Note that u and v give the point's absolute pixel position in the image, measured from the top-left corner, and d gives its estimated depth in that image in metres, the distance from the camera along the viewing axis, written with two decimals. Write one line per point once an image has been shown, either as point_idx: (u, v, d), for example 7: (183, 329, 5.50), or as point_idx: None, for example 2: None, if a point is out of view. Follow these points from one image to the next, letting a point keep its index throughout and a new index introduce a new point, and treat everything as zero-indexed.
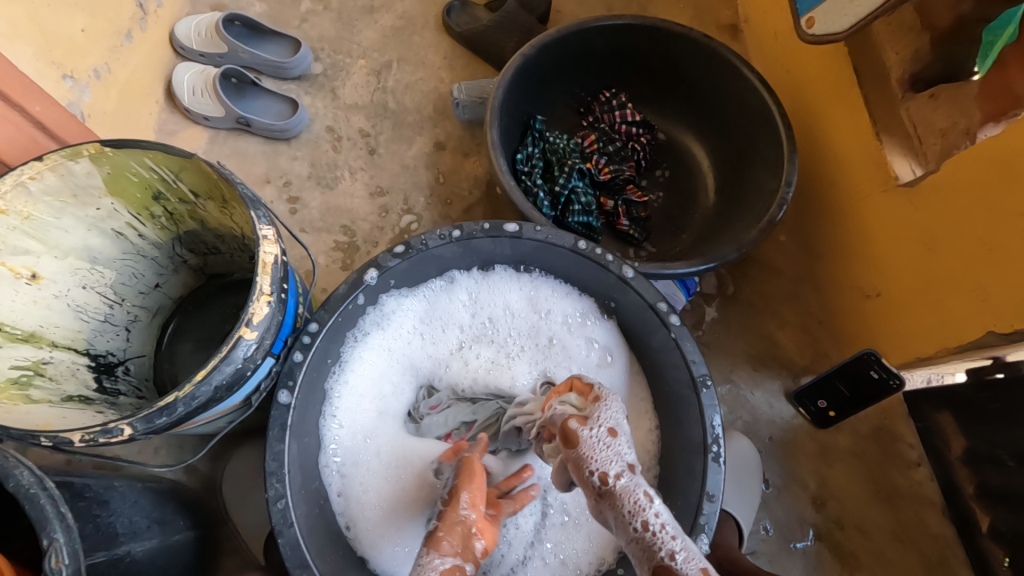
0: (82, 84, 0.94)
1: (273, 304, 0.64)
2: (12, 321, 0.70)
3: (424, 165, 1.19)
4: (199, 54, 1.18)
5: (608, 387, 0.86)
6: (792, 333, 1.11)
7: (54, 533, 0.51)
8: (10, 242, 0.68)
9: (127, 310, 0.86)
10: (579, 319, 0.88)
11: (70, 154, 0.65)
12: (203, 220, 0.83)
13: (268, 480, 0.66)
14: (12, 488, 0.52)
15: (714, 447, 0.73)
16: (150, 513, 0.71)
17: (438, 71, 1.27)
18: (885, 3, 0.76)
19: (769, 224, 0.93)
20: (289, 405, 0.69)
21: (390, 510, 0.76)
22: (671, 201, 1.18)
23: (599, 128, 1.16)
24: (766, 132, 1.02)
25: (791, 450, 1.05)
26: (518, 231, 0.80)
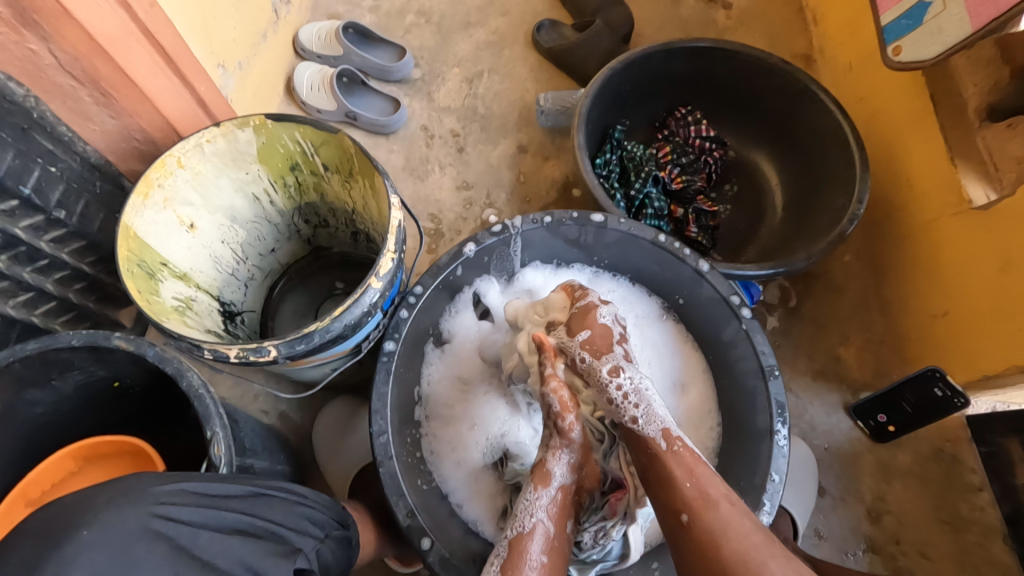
0: (229, 73, 1.09)
1: (394, 261, 0.74)
2: (174, 261, 0.82)
3: (507, 165, 1.29)
4: (317, 56, 1.34)
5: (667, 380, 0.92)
6: (855, 350, 1.12)
7: (215, 428, 0.61)
8: (182, 194, 0.80)
9: (249, 268, 0.98)
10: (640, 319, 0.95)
11: (239, 124, 0.79)
12: (324, 193, 0.95)
13: (373, 417, 0.75)
14: (185, 386, 0.62)
15: (779, 428, 0.78)
16: (262, 441, 0.81)
17: (525, 82, 1.37)
18: (974, 35, 0.81)
19: (839, 237, 0.98)
20: (394, 352, 0.79)
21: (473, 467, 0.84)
22: (738, 214, 1.24)
23: (673, 141, 1.24)
24: (839, 152, 1.07)
25: (849, 462, 1.05)
26: (603, 221, 0.88)
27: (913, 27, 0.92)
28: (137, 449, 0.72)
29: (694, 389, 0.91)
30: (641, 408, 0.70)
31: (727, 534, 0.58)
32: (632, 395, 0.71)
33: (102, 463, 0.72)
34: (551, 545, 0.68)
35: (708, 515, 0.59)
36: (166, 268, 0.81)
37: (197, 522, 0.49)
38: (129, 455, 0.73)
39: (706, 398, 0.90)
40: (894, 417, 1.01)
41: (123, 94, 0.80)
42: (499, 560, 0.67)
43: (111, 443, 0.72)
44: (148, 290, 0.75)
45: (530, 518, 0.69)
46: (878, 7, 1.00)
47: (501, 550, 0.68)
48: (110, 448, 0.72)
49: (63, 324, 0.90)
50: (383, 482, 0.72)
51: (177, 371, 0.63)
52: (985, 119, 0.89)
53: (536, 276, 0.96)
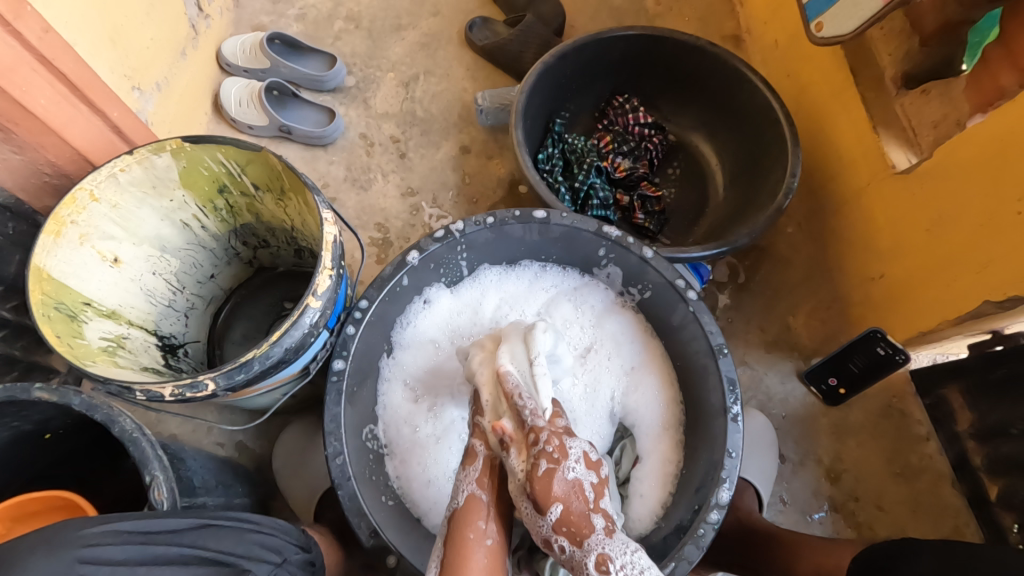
0: (147, 95, 1.04)
1: (334, 278, 0.72)
2: (100, 299, 0.78)
3: (451, 167, 1.27)
4: (243, 70, 1.29)
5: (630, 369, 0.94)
6: (804, 319, 1.15)
7: (154, 471, 0.58)
8: (101, 227, 0.76)
9: (187, 297, 0.94)
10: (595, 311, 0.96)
11: (155, 149, 0.74)
12: (258, 213, 0.92)
13: (327, 439, 0.73)
14: (117, 432, 0.59)
15: (733, 407, 0.78)
16: (216, 476, 0.78)
17: (462, 82, 1.36)
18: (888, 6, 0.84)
19: (778, 211, 1.01)
20: (343, 371, 0.77)
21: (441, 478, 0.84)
22: (682, 197, 1.25)
23: (613, 130, 1.25)
24: (772, 129, 1.10)
25: (808, 427, 1.08)
26: (546, 218, 0.87)
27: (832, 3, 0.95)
28: (67, 501, 0.68)
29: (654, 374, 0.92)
30: (601, 468, 0.70)
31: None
32: (585, 458, 0.73)
33: (32, 521, 0.68)
34: (493, 514, 0.71)
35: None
36: (91, 308, 0.76)
37: (135, 560, 0.49)
38: (60, 510, 0.68)
39: (665, 381, 0.91)
40: (844, 379, 1.05)
41: (24, 127, 0.75)
42: (442, 539, 0.69)
43: (37, 500, 0.67)
44: (70, 333, 0.71)
45: (462, 492, 0.72)
46: None
47: (443, 530, 0.70)
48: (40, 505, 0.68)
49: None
50: (342, 504, 0.71)
51: (106, 417, 0.59)
52: (901, 87, 0.94)
53: (487, 277, 0.96)
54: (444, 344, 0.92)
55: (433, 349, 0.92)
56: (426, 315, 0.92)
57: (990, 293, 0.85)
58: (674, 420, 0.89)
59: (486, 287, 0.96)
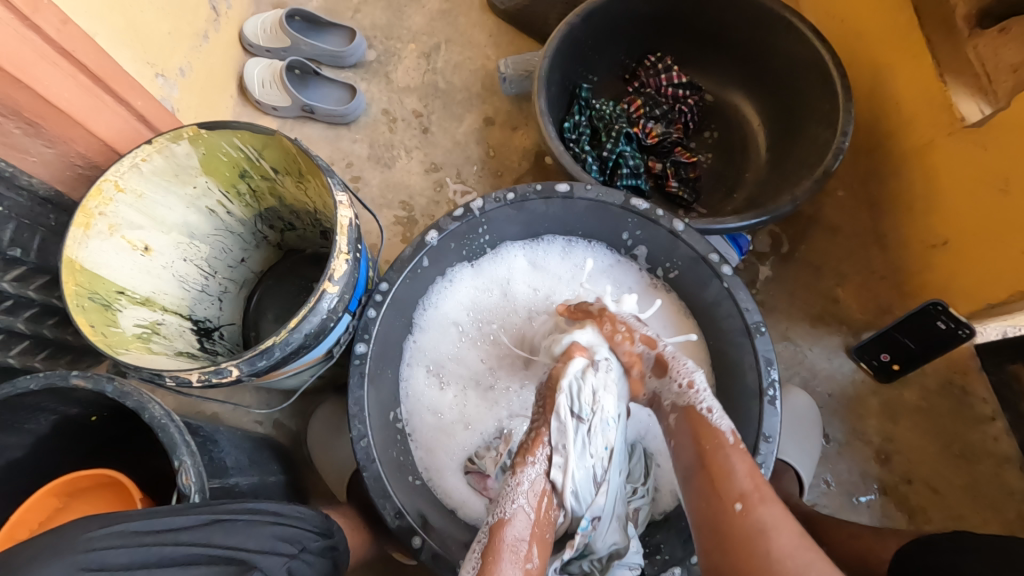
0: (171, 82, 1.05)
1: (351, 262, 0.71)
2: (133, 287, 0.80)
3: (475, 140, 1.23)
4: (265, 50, 1.28)
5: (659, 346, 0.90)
6: (853, 290, 1.07)
7: (182, 456, 0.60)
8: (129, 217, 0.78)
9: (220, 282, 0.97)
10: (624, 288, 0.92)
11: (173, 137, 0.74)
12: (281, 196, 0.92)
13: (351, 422, 0.74)
14: (147, 418, 0.61)
15: (770, 390, 0.74)
16: (250, 455, 0.80)
17: (484, 50, 1.31)
18: None
19: (825, 174, 0.92)
20: (365, 354, 0.77)
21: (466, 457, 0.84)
22: (721, 161, 1.17)
23: (644, 93, 1.17)
24: (822, 83, 1.00)
25: (856, 406, 1.01)
26: (569, 191, 0.83)
27: None
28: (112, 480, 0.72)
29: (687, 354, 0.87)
30: (708, 398, 0.72)
31: (765, 534, 0.59)
32: (671, 361, 0.77)
33: (82, 497, 0.72)
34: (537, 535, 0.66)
35: (761, 509, 0.61)
36: (123, 296, 0.78)
37: (138, 564, 0.49)
38: (109, 486, 0.72)
39: (701, 362, 0.87)
40: (898, 355, 0.98)
41: (51, 121, 0.77)
42: (478, 549, 0.64)
43: (87, 476, 0.71)
44: (104, 322, 0.73)
45: (511, 505, 0.67)
46: None
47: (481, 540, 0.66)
48: (88, 482, 0.72)
49: (42, 361, 0.91)
50: (367, 485, 0.72)
51: (137, 404, 0.61)
52: (975, 26, 0.84)
53: (510, 255, 0.93)
54: (468, 324, 0.91)
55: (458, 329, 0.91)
56: (451, 296, 0.91)
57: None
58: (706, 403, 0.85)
59: (510, 265, 0.93)
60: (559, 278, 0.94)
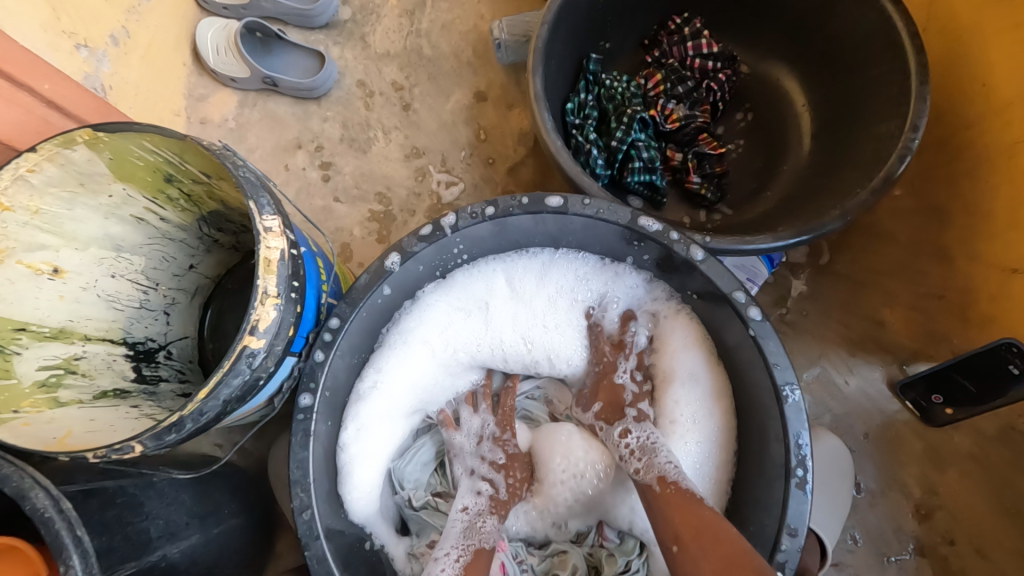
0: (99, 53, 0.89)
1: (282, 307, 0.57)
2: (39, 320, 0.68)
3: (464, 120, 1.06)
4: (223, 7, 1.09)
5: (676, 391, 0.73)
6: (904, 313, 0.90)
7: (70, 560, 0.50)
8: (25, 238, 0.65)
9: (163, 294, 0.84)
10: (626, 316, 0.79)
11: (64, 142, 0.60)
12: (223, 200, 0.77)
13: (293, 489, 0.63)
14: (28, 510, 0.50)
15: (798, 471, 0.60)
16: (190, 509, 0.71)
17: (478, 7, 1.10)
18: None
19: (886, 182, 0.74)
20: (311, 408, 0.64)
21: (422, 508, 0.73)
22: (754, 150, 0.97)
23: (666, 64, 0.97)
24: (890, 60, 0.79)
25: (896, 451, 0.87)
26: (562, 205, 0.67)
27: None
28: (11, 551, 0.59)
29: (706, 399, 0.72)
30: (643, 461, 0.67)
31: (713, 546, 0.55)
32: (637, 451, 0.69)
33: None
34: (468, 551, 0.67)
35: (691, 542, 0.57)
36: (27, 332, 0.67)
37: None
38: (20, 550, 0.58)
39: (722, 411, 0.71)
40: (952, 399, 0.82)
41: None
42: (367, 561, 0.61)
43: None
44: None
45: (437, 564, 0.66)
46: None
47: None
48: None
49: None
50: (311, 567, 0.61)
51: (16, 493, 0.50)
52: None
53: (489, 270, 0.76)
54: (438, 353, 0.76)
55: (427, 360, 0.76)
56: (418, 322, 0.74)
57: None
58: (726, 460, 0.71)
59: (489, 282, 0.76)
60: (549, 296, 0.77)
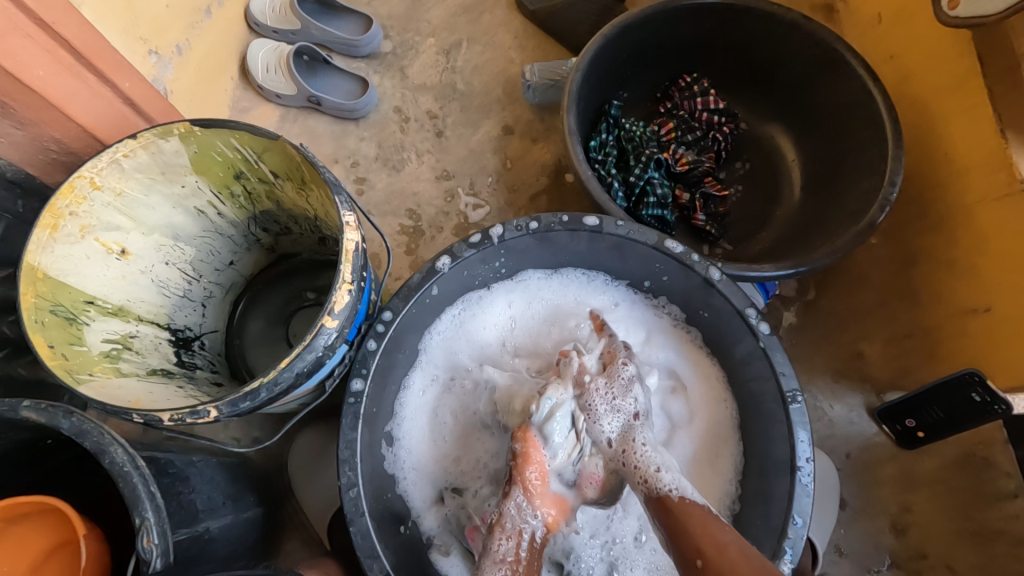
0: (165, 60, 0.95)
1: (354, 293, 0.63)
2: (103, 296, 0.71)
3: (491, 149, 1.15)
4: (273, 31, 1.18)
5: (682, 405, 0.82)
6: (880, 346, 1.02)
7: (145, 512, 0.52)
8: (104, 218, 0.69)
9: (204, 286, 0.88)
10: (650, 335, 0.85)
11: (161, 133, 0.66)
12: (279, 201, 0.83)
13: (341, 468, 0.66)
14: (108, 464, 0.53)
15: (802, 465, 0.67)
16: (225, 490, 0.74)
17: (508, 52, 1.22)
18: None
19: (869, 227, 0.86)
20: (361, 393, 0.69)
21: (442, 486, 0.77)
22: (752, 195, 1.10)
23: (677, 115, 1.10)
24: (870, 127, 0.93)
25: (874, 471, 0.96)
26: (598, 225, 0.76)
27: None
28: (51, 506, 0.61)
29: (710, 411, 0.81)
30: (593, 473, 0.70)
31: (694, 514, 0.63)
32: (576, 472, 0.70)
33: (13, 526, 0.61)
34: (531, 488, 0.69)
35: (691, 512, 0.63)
36: (93, 306, 0.70)
37: None
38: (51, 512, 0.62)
39: (724, 420, 0.80)
40: (923, 422, 0.92)
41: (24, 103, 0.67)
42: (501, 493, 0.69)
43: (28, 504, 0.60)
44: (65, 340, 0.65)
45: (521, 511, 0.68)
46: None
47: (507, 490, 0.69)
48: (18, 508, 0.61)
49: None
50: (354, 543, 0.64)
51: (97, 446, 0.53)
52: None
53: (532, 283, 0.85)
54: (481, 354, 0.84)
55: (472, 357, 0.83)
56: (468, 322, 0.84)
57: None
58: (731, 467, 0.78)
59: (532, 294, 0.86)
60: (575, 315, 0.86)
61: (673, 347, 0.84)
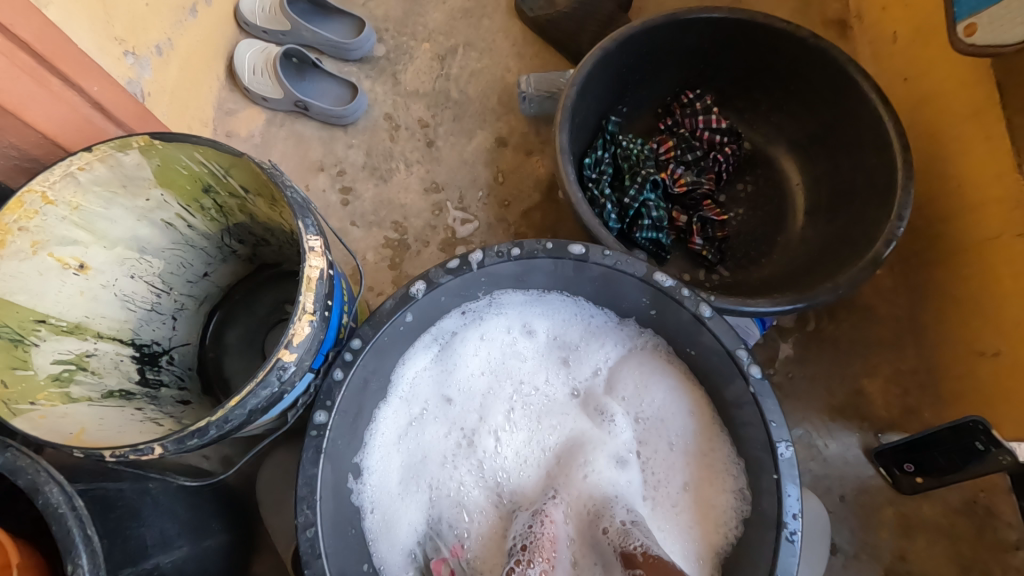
0: (143, 60, 0.91)
1: (316, 324, 0.60)
2: (57, 313, 0.68)
3: (484, 161, 1.11)
4: (262, 31, 1.14)
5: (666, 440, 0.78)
6: (881, 385, 0.96)
7: (79, 559, 0.49)
8: (59, 233, 0.65)
9: (175, 299, 0.85)
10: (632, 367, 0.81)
11: (120, 145, 0.61)
12: (252, 214, 0.79)
13: (298, 506, 0.63)
14: (41, 506, 0.50)
15: (789, 523, 0.63)
16: (183, 518, 0.71)
17: (506, 60, 1.17)
18: None
19: (874, 263, 0.81)
20: (324, 426, 0.66)
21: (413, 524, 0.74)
22: (753, 219, 1.05)
23: (678, 133, 1.05)
24: (879, 155, 0.88)
25: (871, 518, 0.91)
26: (584, 253, 0.72)
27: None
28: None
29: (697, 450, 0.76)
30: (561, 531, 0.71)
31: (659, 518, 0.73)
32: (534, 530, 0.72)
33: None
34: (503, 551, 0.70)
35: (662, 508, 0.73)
36: (45, 325, 0.66)
37: None
38: None
39: (715, 462, 0.74)
40: (924, 469, 0.87)
41: None
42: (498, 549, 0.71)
43: None
44: (12, 363, 0.62)
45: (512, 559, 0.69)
46: None
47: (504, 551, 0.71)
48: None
49: None
50: None
51: (31, 485, 0.50)
52: None
53: (512, 307, 0.81)
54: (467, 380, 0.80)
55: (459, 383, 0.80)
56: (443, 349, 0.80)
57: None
58: (723, 515, 0.72)
59: (511, 320, 0.82)
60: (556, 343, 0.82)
61: (659, 379, 0.80)
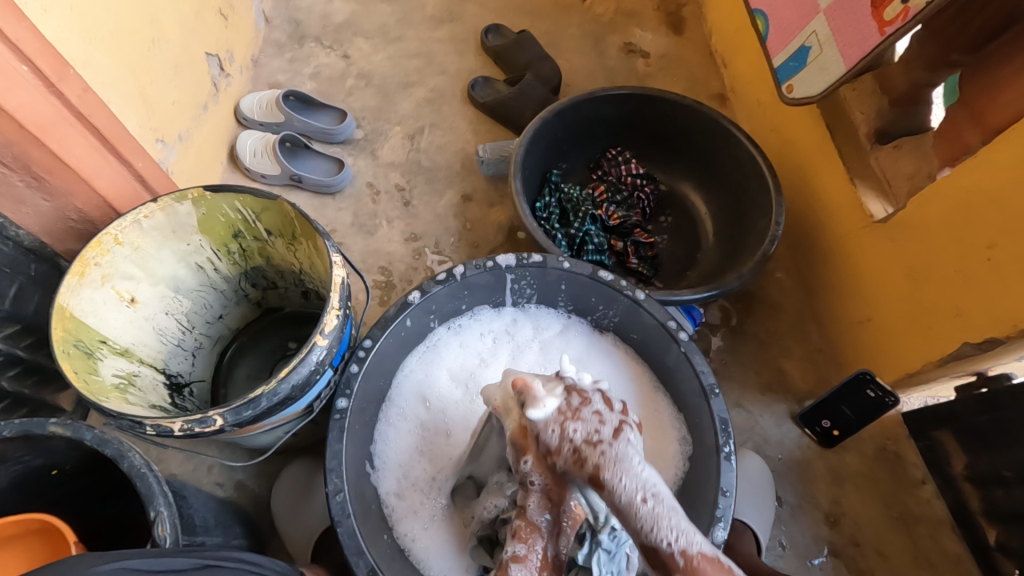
0: (169, 146, 1.10)
1: (341, 317, 0.76)
2: (115, 337, 0.82)
3: (453, 214, 1.33)
4: (259, 123, 1.37)
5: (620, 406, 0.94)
6: (795, 361, 1.18)
7: (160, 506, 0.61)
8: (121, 269, 0.81)
9: (196, 337, 0.96)
10: (586, 352, 0.99)
11: (177, 197, 0.81)
12: (269, 256, 0.96)
13: (327, 476, 0.75)
14: (127, 467, 0.63)
15: (726, 447, 0.80)
16: (215, 515, 0.80)
17: (465, 135, 1.44)
18: (857, 68, 0.90)
19: (763, 257, 1.05)
20: (345, 409, 0.79)
21: (423, 500, 0.86)
22: (674, 243, 1.31)
23: (607, 180, 1.32)
24: (757, 180, 1.16)
25: (804, 472, 1.08)
26: (543, 261, 0.92)
27: (800, 67, 1.01)
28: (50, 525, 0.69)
29: (647, 412, 0.93)
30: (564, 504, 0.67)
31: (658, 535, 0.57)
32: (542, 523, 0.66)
33: (9, 545, 0.68)
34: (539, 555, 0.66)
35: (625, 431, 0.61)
36: (106, 345, 0.81)
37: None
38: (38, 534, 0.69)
39: (664, 418, 0.92)
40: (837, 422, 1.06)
41: (58, 177, 0.81)
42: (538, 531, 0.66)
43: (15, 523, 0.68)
44: (86, 370, 0.75)
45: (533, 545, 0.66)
46: (767, 51, 1.10)
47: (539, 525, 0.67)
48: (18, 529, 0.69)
49: (10, 379, 0.88)
50: (341, 542, 0.73)
51: (117, 452, 0.63)
52: (874, 142, 1.01)
53: (485, 317, 0.99)
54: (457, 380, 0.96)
55: (448, 383, 0.95)
56: (434, 356, 0.96)
57: (1003, 324, 0.84)
58: (675, 459, 0.89)
59: (486, 328, 0.99)
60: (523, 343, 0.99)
61: (610, 359, 0.98)
